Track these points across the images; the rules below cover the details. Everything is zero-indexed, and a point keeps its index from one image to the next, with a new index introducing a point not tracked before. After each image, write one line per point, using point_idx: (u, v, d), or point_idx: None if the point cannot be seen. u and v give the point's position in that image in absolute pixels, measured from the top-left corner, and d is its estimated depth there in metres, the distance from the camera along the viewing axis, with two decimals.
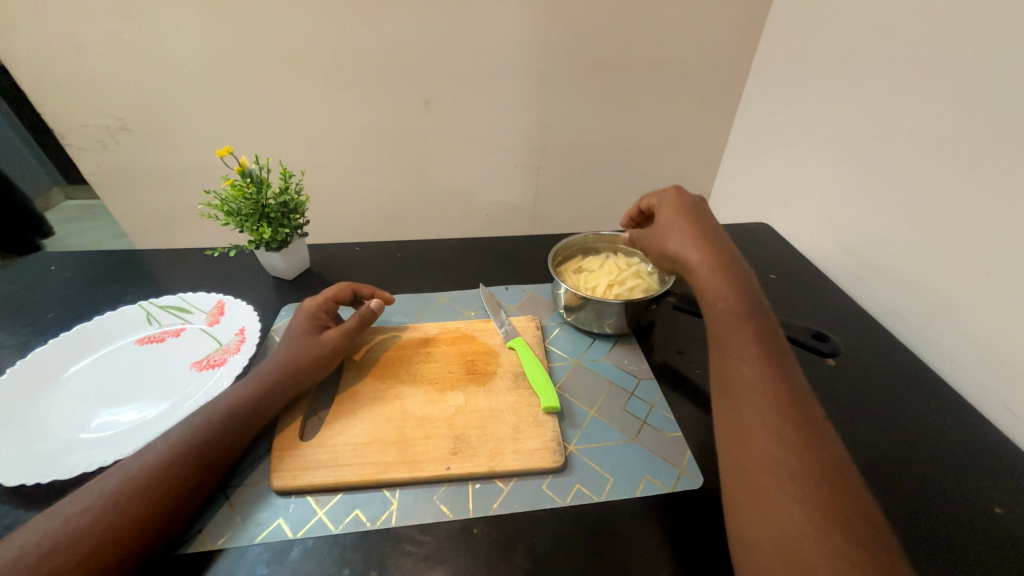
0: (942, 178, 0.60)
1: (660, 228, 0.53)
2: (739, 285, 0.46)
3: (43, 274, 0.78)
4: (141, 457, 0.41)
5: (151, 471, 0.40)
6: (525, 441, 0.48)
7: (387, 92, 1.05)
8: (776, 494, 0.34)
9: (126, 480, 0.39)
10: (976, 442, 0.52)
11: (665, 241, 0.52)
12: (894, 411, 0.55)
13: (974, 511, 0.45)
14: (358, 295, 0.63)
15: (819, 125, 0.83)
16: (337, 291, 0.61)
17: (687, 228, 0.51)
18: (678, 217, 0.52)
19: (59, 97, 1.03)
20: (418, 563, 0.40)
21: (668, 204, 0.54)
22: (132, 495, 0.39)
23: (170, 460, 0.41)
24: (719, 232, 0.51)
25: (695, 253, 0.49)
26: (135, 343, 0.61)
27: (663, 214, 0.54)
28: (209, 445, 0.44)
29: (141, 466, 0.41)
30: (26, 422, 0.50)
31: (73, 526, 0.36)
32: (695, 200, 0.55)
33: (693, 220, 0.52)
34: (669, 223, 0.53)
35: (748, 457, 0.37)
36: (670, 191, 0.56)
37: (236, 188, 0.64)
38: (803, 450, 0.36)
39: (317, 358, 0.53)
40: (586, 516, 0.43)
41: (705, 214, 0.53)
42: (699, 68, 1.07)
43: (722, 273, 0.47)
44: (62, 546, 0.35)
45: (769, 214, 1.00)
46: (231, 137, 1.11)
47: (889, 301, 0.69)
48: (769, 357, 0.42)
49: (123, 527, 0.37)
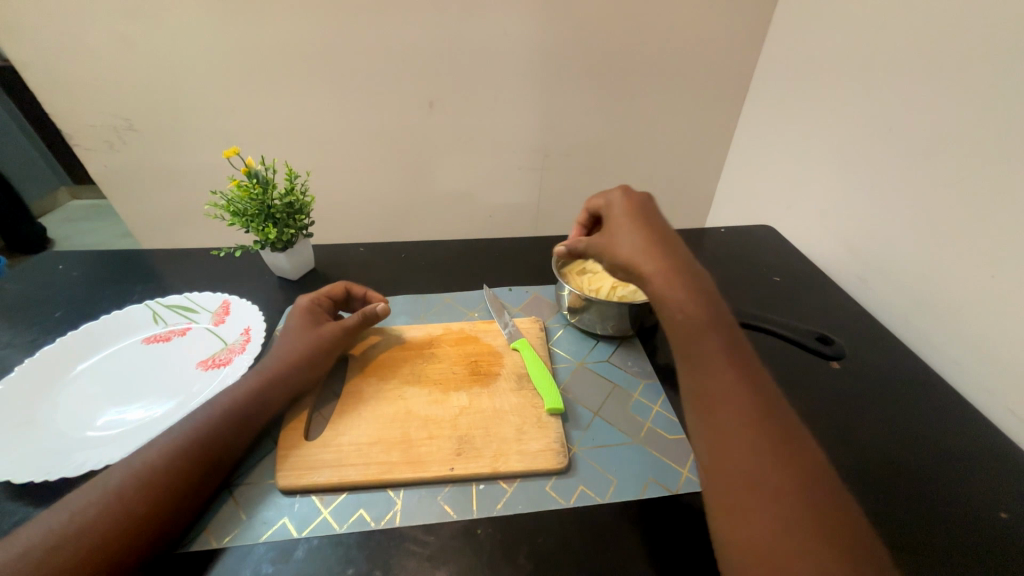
0: (947, 181, 0.60)
1: (611, 233, 0.52)
2: (695, 287, 0.45)
3: (50, 273, 0.79)
4: (146, 454, 0.42)
5: (155, 468, 0.41)
6: (529, 442, 0.48)
7: (391, 93, 1.06)
8: (757, 508, 0.34)
9: (131, 477, 0.40)
10: (981, 446, 0.52)
11: (616, 247, 0.51)
12: (897, 415, 0.55)
13: (978, 515, 0.45)
14: (354, 297, 0.63)
15: (823, 127, 0.83)
16: (331, 289, 0.62)
17: (638, 233, 0.50)
18: (628, 223, 0.51)
19: (67, 98, 1.04)
20: (422, 562, 0.40)
21: (618, 208, 0.54)
22: (136, 492, 0.39)
23: (174, 457, 0.42)
24: (671, 237, 0.50)
25: (647, 257, 0.48)
26: (141, 342, 0.62)
27: (614, 219, 0.53)
28: (215, 444, 0.44)
29: (145, 462, 0.41)
30: (35, 420, 0.51)
31: (79, 522, 0.37)
32: (644, 202, 0.54)
33: (642, 224, 0.51)
34: (620, 229, 0.52)
35: (726, 472, 0.37)
36: (618, 194, 0.55)
37: (242, 188, 0.64)
38: (779, 461, 0.35)
39: (314, 355, 0.53)
40: (590, 517, 0.43)
41: (655, 215, 0.53)
42: (704, 70, 1.07)
43: (678, 278, 0.45)
44: (66, 541, 0.35)
45: (773, 216, 1.00)
46: (236, 137, 1.11)
47: (893, 305, 0.69)
48: (737, 364, 0.41)
49: (127, 524, 0.37)
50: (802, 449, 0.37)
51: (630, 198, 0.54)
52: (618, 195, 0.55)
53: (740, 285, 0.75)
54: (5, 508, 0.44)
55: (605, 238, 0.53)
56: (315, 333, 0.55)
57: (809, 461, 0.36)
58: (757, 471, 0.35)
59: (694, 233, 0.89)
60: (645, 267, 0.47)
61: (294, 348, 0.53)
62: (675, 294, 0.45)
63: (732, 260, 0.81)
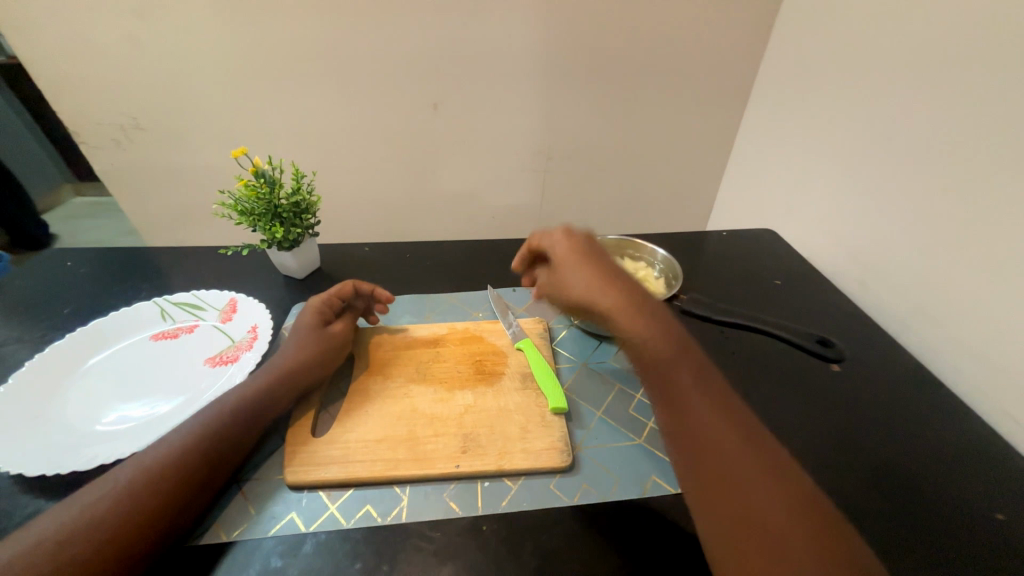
0: (948, 186, 0.61)
1: (562, 272, 0.53)
2: (652, 319, 0.46)
3: (58, 270, 0.79)
4: (157, 447, 0.42)
5: (165, 462, 0.41)
6: (533, 441, 0.49)
7: (396, 95, 1.07)
8: (766, 552, 0.34)
9: (140, 471, 0.40)
10: (977, 449, 0.53)
11: (570, 285, 0.51)
12: (896, 417, 0.55)
13: (975, 516, 0.46)
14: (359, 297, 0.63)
15: (824, 133, 0.84)
16: (341, 288, 0.62)
17: (588, 268, 0.51)
18: (575, 262, 0.52)
19: (75, 96, 1.05)
20: (428, 557, 0.40)
21: (564, 249, 0.54)
22: (145, 485, 0.39)
23: (184, 451, 0.42)
24: (622, 273, 0.51)
25: (602, 294, 0.49)
26: (150, 339, 0.63)
27: (561, 258, 0.54)
28: (224, 439, 0.45)
29: (156, 456, 0.42)
30: (46, 414, 0.51)
31: (90, 514, 0.37)
32: (585, 238, 0.55)
33: (589, 261, 0.52)
34: (569, 268, 0.52)
35: (725, 516, 0.36)
36: (560, 234, 0.56)
37: (249, 188, 0.65)
38: (773, 496, 0.36)
39: (320, 355, 0.54)
40: (593, 515, 0.44)
41: (601, 252, 0.54)
42: (706, 74, 1.08)
43: (638, 319, 0.46)
44: (80, 532, 0.36)
45: (774, 220, 1.00)
46: (242, 137, 1.12)
47: (892, 308, 0.70)
48: (711, 399, 0.41)
49: (139, 516, 0.38)
50: (790, 477, 0.37)
51: (572, 236, 0.55)
52: (560, 235, 0.56)
53: (741, 288, 0.76)
54: (18, 501, 0.45)
55: (556, 277, 0.54)
56: (322, 333, 0.56)
57: (800, 488, 0.36)
58: (754, 511, 0.35)
59: (695, 236, 0.90)
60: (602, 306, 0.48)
61: (303, 348, 0.53)
62: (635, 329, 0.46)
63: (733, 263, 0.82)
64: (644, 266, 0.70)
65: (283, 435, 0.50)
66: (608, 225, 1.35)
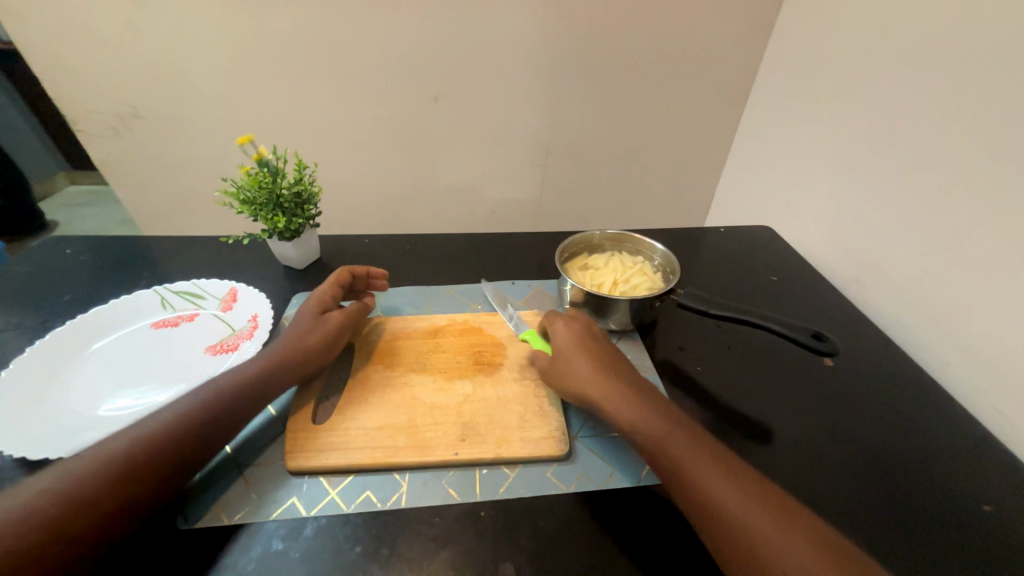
0: (944, 185, 0.61)
1: (562, 359, 0.52)
2: (656, 408, 0.46)
3: (57, 257, 0.79)
4: (152, 422, 0.42)
5: (161, 438, 0.41)
6: (531, 430, 0.49)
7: (396, 87, 1.07)
8: None
9: (135, 446, 0.40)
10: (966, 443, 0.54)
11: (571, 374, 0.51)
12: (887, 411, 0.56)
13: (961, 507, 0.47)
14: (357, 281, 0.64)
15: (823, 131, 0.85)
16: (338, 274, 0.62)
17: (585, 353, 0.52)
18: (576, 351, 0.52)
19: (73, 83, 1.04)
20: (428, 542, 0.41)
21: (561, 335, 0.55)
22: (139, 460, 0.39)
23: (180, 429, 0.42)
24: (618, 358, 0.52)
25: (604, 385, 0.48)
26: (150, 327, 0.63)
27: (560, 346, 0.53)
28: (221, 420, 0.45)
29: (148, 432, 0.41)
30: (48, 399, 0.52)
31: (82, 485, 0.37)
32: (586, 325, 0.56)
33: (590, 350, 0.52)
34: (570, 355, 0.52)
35: None
36: (555, 320, 0.57)
37: (252, 177, 0.65)
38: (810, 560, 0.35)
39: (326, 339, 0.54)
40: (589, 502, 0.44)
41: (596, 336, 0.55)
42: (707, 71, 1.09)
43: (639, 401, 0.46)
44: (64, 505, 0.36)
45: (771, 217, 1.01)
46: (241, 127, 1.12)
47: (885, 305, 0.71)
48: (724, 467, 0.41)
49: (127, 490, 0.38)
50: (820, 537, 0.36)
51: (572, 325, 0.56)
52: (561, 321, 0.57)
53: (737, 283, 0.77)
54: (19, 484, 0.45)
55: (555, 363, 0.53)
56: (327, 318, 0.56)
57: (831, 548, 0.36)
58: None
59: (693, 232, 0.90)
60: (604, 397, 0.47)
61: (316, 332, 0.54)
62: (640, 420, 0.45)
63: (730, 259, 0.83)
64: (643, 260, 0.71)
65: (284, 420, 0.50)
66: (606, 220, 1.36)
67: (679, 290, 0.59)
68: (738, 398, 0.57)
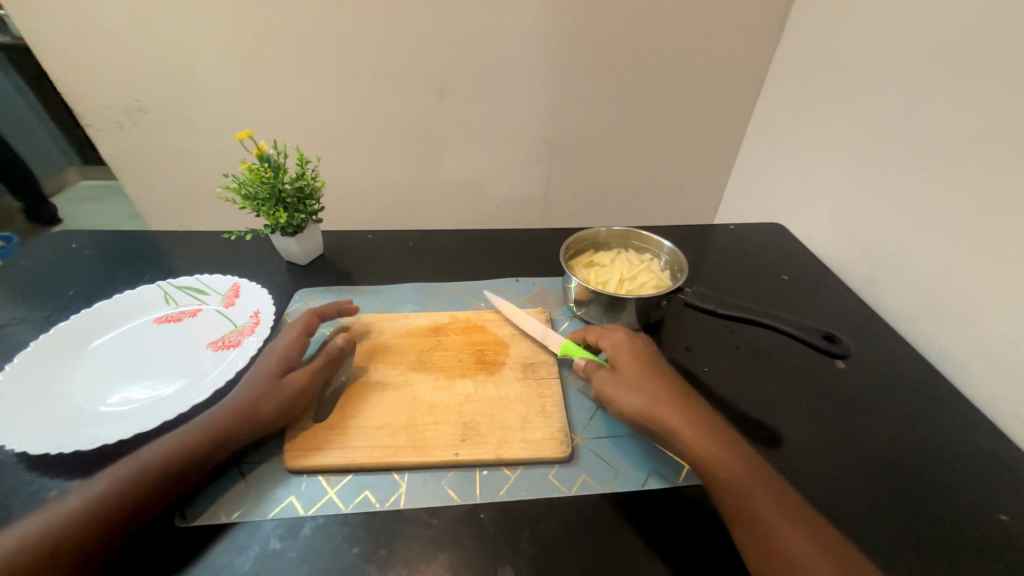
0: (964, 182, 0.59)
1: (627, 375, 0.48)
2: (734, 443, 0.43)
3: (64, 252, 0.80)
4: (166, 439, 0.43)
5: (173, 454, 0.42)
6: (533, 431, 0.49)
7: (400, 81, 1.05)
8: None
9: (152, 461, 0.41)
10: (982, 448, 0.52)
11: (638, 392, 0.47)
12: (901, 416, 0.55)
13: (977, 518, 0.45)
14: (324, 319, 0.59)
15: (836, 126, 0.82)
16: (304, 320, 0.56)
17: (652, 372, 0.48)
18: (644, 370, 0.48)
19: (80, 77, 1.04)
20: (426, 544, 0.41)
21: (624, 349, 0.51)
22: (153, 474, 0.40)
23: (192, 444, 0.43)
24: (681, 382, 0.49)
25: (678, 409, 0.45)
26: (154, 322, 0.63)
27: (624, 362, 0.50)
28: (225, 432, 0.44)
29: (158, 450, 0.42)
30: (52, 394, 0.52)
31: (102, 500, 0.38)
32: (647, 344, 0.53)
33: (658, 371, 0.49)
34: (637, 373, 0.48)
35: None
36: (616, 333, 0.54)
37: (253, 172, 0.64)
38: None
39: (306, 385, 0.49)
40: (592, 505, 0.44)
41: (658, 357, 0.52)
42: (717, 63, 1.06)
43: (709, 429, 0.43)
44: (74, 523, 0.37)
45: (782, 214, 0.99)
46: (245, 121, 1.11)
47: (899, 305, 0.69)
48: (798, 514, 0.38)
49: (131, 510, 0.39)
50: None
51: (635, 342, 0.52)
52: (620, 337, 0.53)
53: (746, 283, 0.75)
54: (23, 478, 0.46)
55: (618, 378, 0.48)
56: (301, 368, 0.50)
57: None
58: None
59: (702, 229, 0.89)
60: (680, 422, 0.44)
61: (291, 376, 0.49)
62: (719, 453, 0.42)
63: (739, 257, 0.81)
64: (650, 257, 0.69)
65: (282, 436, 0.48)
66: (612, 216, 1.34)
67: (686, 290, 0.57)
68: (746, 400, 0.55)
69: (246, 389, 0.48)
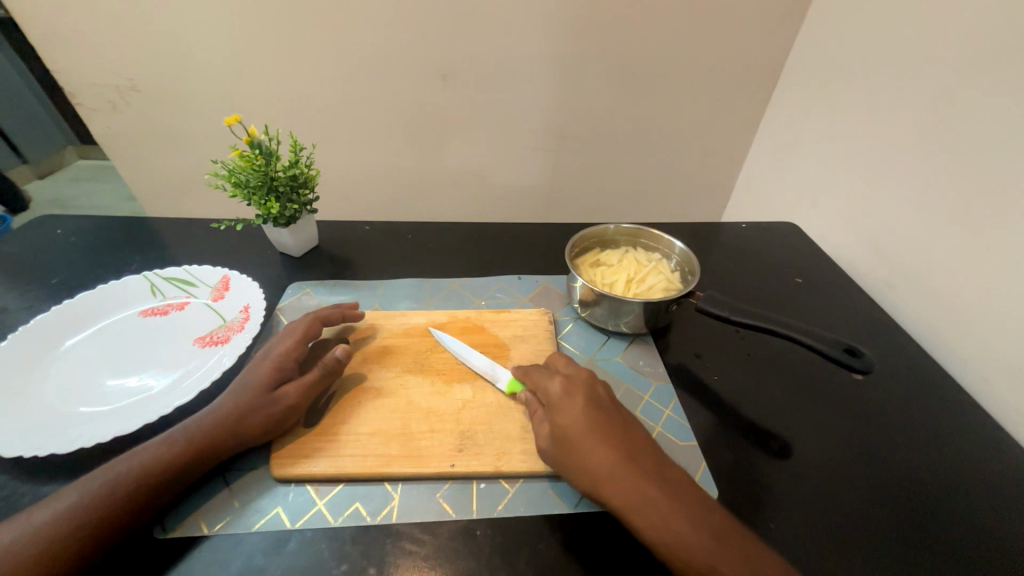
0: (998, 187, 0.55)
1: (569, 446, 0.42)
2: (697, 512, 0.37)
3: (49, 238, 0.77)
4: (154, 446, 0.40)
5: (157, 464, 0.39)
6: (534, 442, 0.46)
7: (402, 64, 1.01)
8: None
9: (140, 470, 0.39)
10: (1008, 471, 0.49)
11: (584, 468, 0.40)
12: (921, 430, 0.52)
13: (1003, 541, 0.43)
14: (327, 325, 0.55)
15: (857, 122, 0.78)
16: (307, 325, 0.53)
17: (599, 440, 0.41)
18: (588, 435, 0.41)
19: (70, 53, 1.00)
20: (418, 563, 0.38)
21: (565, 411, 0.44)
22: (136, 486, 0.38)
23: (179, 454, 0.40)
24: (636, 438, 0.42)
25: (629, 482, 0.39)
26: (139, 315, 0.60)
27: (566, 428, 0.43)
28: (215, 443, 0.42)
29: (134, 465, 0.39)
30: (28, 391, 0.49)
31: (77, 514, 0.36)
32: (590, 393, 0.45)
33: (603, 432, 0.42)
34: (579, 440, 0.42)
35: None
36: (555, 387, 0.46)
37: (244, 159, 0.60)
38: None
39: (300, 398, 0.46)
40: (593, 523, 0.41)
41: (607, 410, 0.44)
42: (733, 53, 1.01)
43: (667, 509, 0.37)
44: (42, 546, 0.34)
45: (795, 212, 0.95)
46: (240, 104, 1.07)
47: (919, 315, 0.66)
48: None
49: (105, 529, 0.36)
50: None
51: (575, 396, 0.45)
52: (557, 392, 0.46)
53: (757, 285, 0.72)
54: None
55: (562, 449, 0.42)
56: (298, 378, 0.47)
57: None
58: None
59: (710, 227, 0.86)
60: (632, 502, 0.38)
61: (287, 388, 0.46)
62: (683, 534, 0.36)
63: (750, 258, 0.78)
64: (658, 258, 0.66)
65: (270, 447, 0.45)
66: (617, 210, 1.31)
67: (697, 294, 0.54)
68: (755, 409, 0.53)
69: (237, 395, 0.45)
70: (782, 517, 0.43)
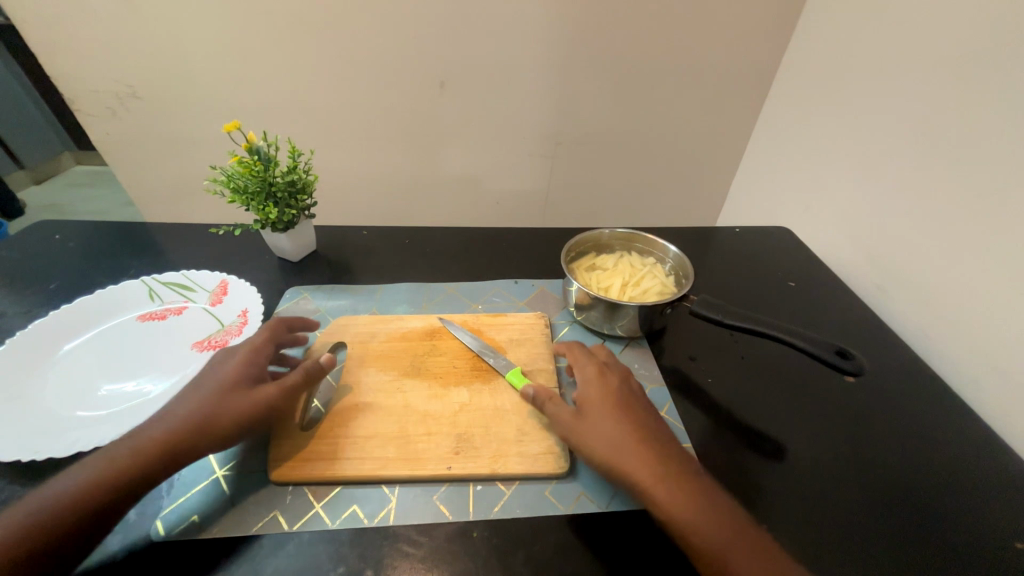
0: (986, 194, 0.56)
1: (593, 418, 0.44)
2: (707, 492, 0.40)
3: (47, 243, 0.77)
4: (140, 444, 0.41)
5: (143, 462, 0.40)
6: (529, 445, 0.47)
7: (400, 71, 1.02)
8: None
9: (127, 466, 0.39)
10: (994, 470, 0.49)
11: (605, 436, 0.43)
12: (911, 431, 0.53)
13: (990, 539, 0.43)
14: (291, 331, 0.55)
15: (848, 129, 0.80)
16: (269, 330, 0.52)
17: (624, 416, 0.44)
18: (614, 410, 0.45)
19: (71, 60, 1.01)
20: (415, 564, 0.39)
21: (596, 388, 0.47)
22: (123, 483, 0.39)
23: (165, 452, 0.41)
24: (656, 423, 0.45)
25: (646, 455, 0.41)
26: (136, 319, 0.61)
27: (593, 403, 0.46)
28: (199, 442, 0.42)
29: (116, 468, 0.39)
30: (24, 395, 0.49)
31: (64, 509, 0.37)
32: (620, 379, 0.49)
33: (628, 411, 0.45)
34: (605, 415, 0.44)
35: None
36: (591, 368, 0.50)
37: (243, 165, 0.61)
38: None
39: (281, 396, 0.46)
40: (588, 525, 0.42)
41: (634, 396, 0.48)
42: (726, 61, 1.03)
43: (681, 485, 0.39)
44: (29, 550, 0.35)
45: (788, 217, 0.97)
46: (239, 111, 1.08)
47: (910, 319, 0.66)
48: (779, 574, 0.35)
49: (88, 524, 0.37)
50: None
51: (608, 377, 0.48)
52: (591, 371, 0.49)
53: (751, 289, 0.73)
54: None
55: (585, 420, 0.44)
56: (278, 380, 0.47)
57: None
58: None
59: (705, 233, 0.87)
60: (649, 472, 0.40)
61: (266, 386, 0.46)
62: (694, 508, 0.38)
63: (744, 262, 0.79)
64: (653, 262, 0.67)
65: (266, 451, 0.46)
66: (613, 215, 1.32)
67: (691, 298, 0.55)
68: (748, 411, 0.53)
69: (207, 395, 0.44)
70: (774, 518, 0.44)
